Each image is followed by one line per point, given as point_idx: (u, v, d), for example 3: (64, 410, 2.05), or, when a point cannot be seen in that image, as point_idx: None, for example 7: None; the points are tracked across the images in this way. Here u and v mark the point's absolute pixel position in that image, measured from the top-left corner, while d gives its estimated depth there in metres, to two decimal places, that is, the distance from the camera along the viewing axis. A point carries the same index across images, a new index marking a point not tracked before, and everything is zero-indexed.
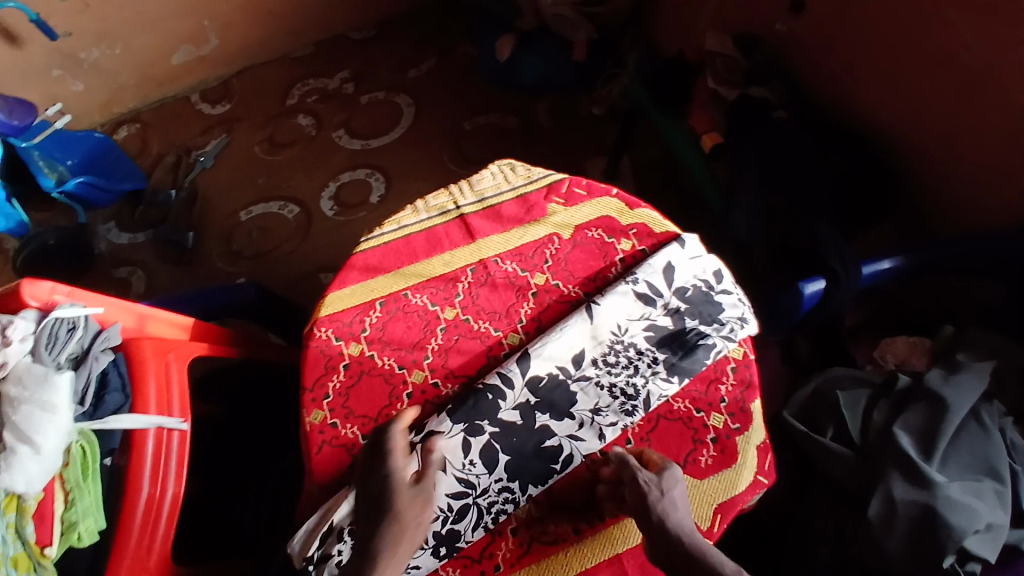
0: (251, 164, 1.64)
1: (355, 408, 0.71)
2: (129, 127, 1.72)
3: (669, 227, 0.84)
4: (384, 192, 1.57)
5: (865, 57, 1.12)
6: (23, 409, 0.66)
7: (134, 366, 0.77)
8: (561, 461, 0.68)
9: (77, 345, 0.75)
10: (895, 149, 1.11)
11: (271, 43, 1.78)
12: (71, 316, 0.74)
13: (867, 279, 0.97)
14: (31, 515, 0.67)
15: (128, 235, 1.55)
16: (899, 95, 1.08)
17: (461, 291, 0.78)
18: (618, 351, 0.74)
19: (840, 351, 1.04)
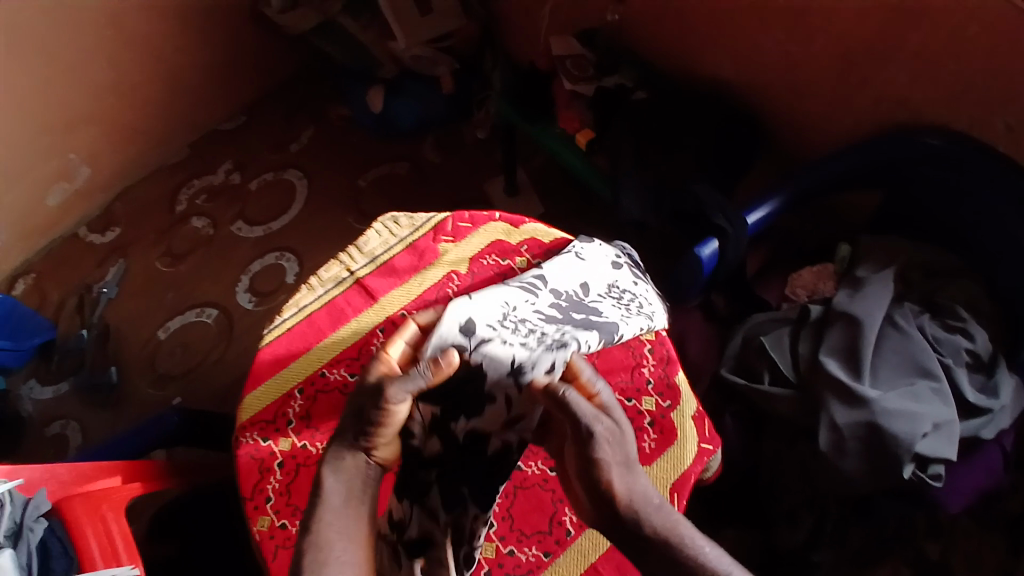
0: (157, 282, 1.60)
1: (300, 503, 0.70)
2: (24, 280, 1.65)
3: (557, 233, 0.87)
4: (298, 269, 1.57)
5: (698, 24, 1.18)
6: None
7: (70, 526, 0.74)
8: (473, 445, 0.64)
9: (10, 520, 0.71)
10: (750, 98, 1.19)
11: (143, 156, 1.74)
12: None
13: (752, 228, 1.02)
14: None
15: (50, 389, 1.48)
16: (738, 50, 1.15)
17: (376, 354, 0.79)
18: (512, 320, 0.71)
19: (753, 297, 1.09)
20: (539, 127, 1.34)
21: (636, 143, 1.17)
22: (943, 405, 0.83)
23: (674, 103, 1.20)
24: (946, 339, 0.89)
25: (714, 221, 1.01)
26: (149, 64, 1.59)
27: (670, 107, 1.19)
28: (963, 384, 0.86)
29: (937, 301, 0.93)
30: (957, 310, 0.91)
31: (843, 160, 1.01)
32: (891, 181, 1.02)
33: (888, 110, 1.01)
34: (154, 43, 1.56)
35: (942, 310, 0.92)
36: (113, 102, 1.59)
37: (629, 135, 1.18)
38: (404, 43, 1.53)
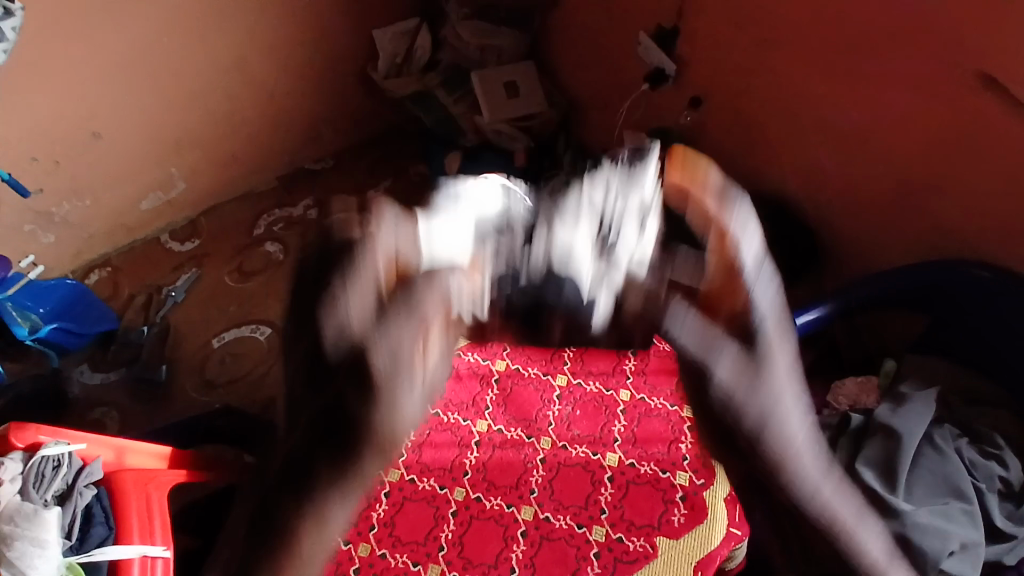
0: (222, 294, 1.71)
1: (349, 519, 0.83)
2: (100, 271, 1.77)
3: None
4: None
5: (765, 139, 1.28)
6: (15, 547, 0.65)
7: (117, 498, 0.76)
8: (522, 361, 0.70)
9: (62, 481, 0.73)
10: (807, 211, 1.25)
11: (235, 180, 1.90)
12: (56, 453, 0.73)
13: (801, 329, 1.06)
14: None
15: (101, 375, 1.56)
16: (799, 167, 1.23)
17: (488, 406, 0.93)
18: None
19: None
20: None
21: None
22: (970, 524, 0.82)
23: None
24: (983, 465, 0.87)
25: None
26: (261, 102, 1.78)
27: None
28: (994, 510, 0.84)
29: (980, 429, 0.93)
30: (995, 437, 0.90)
31: (893, 278, 1.04)
32: (939, 310, 1.05)
33: (938, 241, 1.05)
34: (269, 86, 1.76)
35: (981, 436, 0.91)
36: (222, 129, 1.77)
37: None
38: (489, 119, 1.69)
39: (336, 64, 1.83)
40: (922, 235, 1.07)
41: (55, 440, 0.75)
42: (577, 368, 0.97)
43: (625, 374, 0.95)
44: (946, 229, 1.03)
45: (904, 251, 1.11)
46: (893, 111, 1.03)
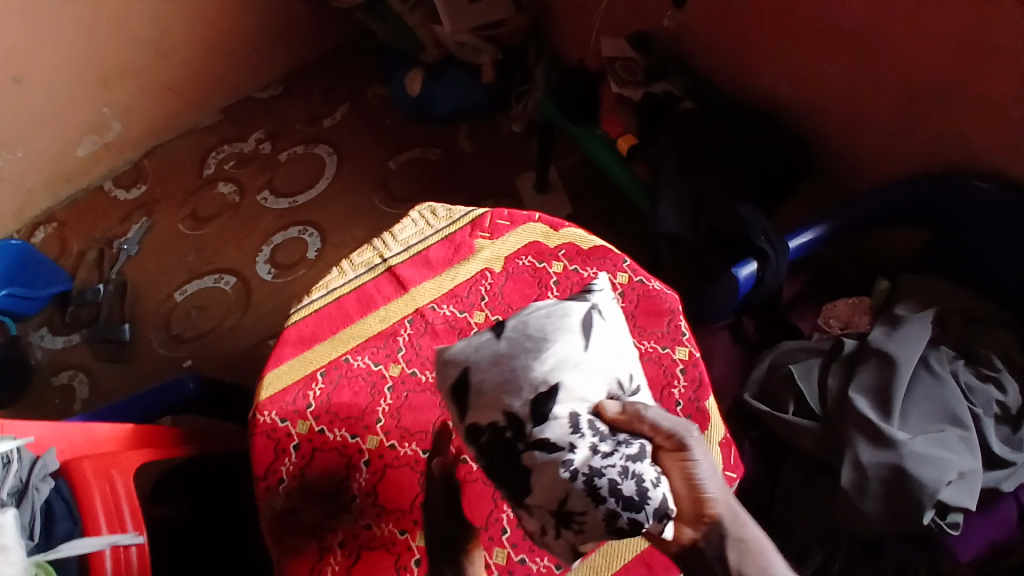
0: (180, 243, 1.59)
1: (313, 489, 0.69)
2: (45, 228, 1.64)
3: (596, 241, 0.85)
4: (320, 245, 1.55)
5: (755, 43, 1.16)
6: None
7: (78, 487, 0.72)
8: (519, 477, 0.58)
9: (15, 479, 0.68)
10: (802, 120, 1.16)
11: (177, 115, 1.72)
12: (4, 450, 0.68)
13: (795, 252, 1.01)
14: None
15: (62, 339, 1.48)
16: (792, 75, 1.13)
17: (402, 345, 0.77)
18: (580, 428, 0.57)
19: (785, 326, 1.07)
20: (582, 128, 1.33)
21: (678, 156, 1.15)
22: (968, 451, 0.82)
23: (720, 117, 1.17)
24: (979, 389, 0.87)
25: (755, 243, 1.00)
26: (192, 25, 1.57)
27: (717, 122, 1.17)
28: (990, 434, 0.84)
29: (975, 348, 0.91)
30: (992, 361, 0.89)
31: (887, 195, 0.98)
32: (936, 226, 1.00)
33: (942, 152, 0.97)
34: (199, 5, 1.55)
35: (975, 357, 0.90)
36: (153, 61, 1.58)
37: (672, 147, 1.16)
38: (451, 30, 1.51)
39: None
40: (926, 146, 0.99)
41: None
42: None
43: None
44: (946, 141, 0.96)
45: (905, 162, 1.03)
46: (905, 7, 0.92)
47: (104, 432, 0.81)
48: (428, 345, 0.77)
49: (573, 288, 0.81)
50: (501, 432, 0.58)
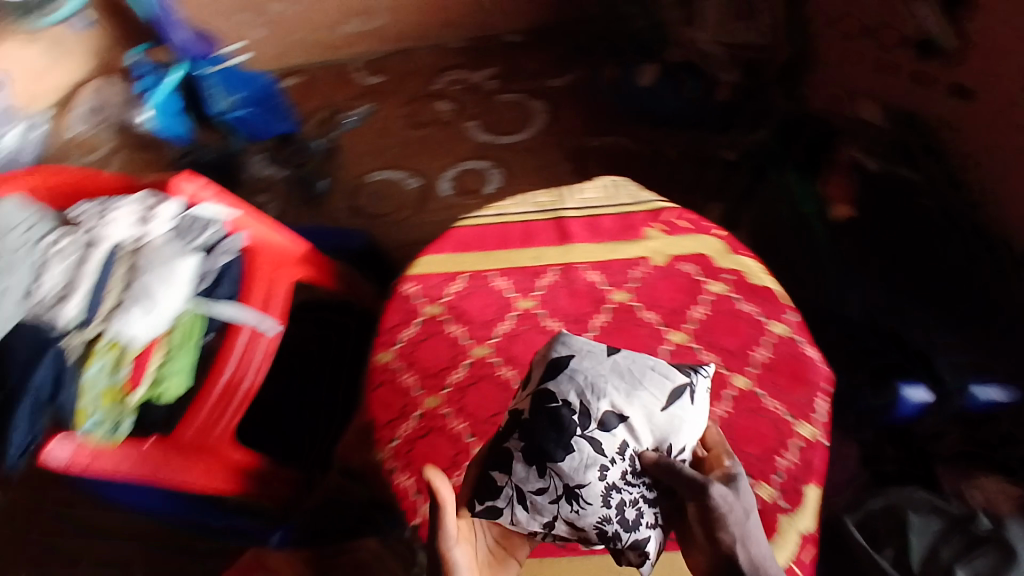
0: (390, 135, 1.77)
1: (418, 362, 0.75)
2: (296, 78, 1.87)
3: (769, 283, 0.81)
4: (499, 185, 1.66)
5: None
6: (154, 273, 0.80)
7: (248, 269, 0.89)
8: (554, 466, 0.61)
9: (207, 240, 0.85)
10: None
11: (435, 30, 1.86)
12: (209, 214, 0.87)
13: (976, 400, 0.99)
14: (131, 361, 0.79)
15: (272, 169, 1.71)
16: None
17: (542, 286, 0.81)
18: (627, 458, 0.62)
19: (916, 457, 1.00)
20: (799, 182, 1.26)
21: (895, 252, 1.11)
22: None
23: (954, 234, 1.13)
24: None
25: (937, 369, 0.99)
26: None
27: (951, 236, 1.13)
28: None
29: None
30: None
31: None
32: None
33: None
34: None
35: None
36: None
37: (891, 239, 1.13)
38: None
39: None
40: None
41: (209, 204, 0.88)
42: (706, 322, 0.78)
43: (757, 352, 0.76)
44: None
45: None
46: None
47: (286, 240, 0.92)
48: (564, 297, 0.80)
49: (724, 314, 0.78)
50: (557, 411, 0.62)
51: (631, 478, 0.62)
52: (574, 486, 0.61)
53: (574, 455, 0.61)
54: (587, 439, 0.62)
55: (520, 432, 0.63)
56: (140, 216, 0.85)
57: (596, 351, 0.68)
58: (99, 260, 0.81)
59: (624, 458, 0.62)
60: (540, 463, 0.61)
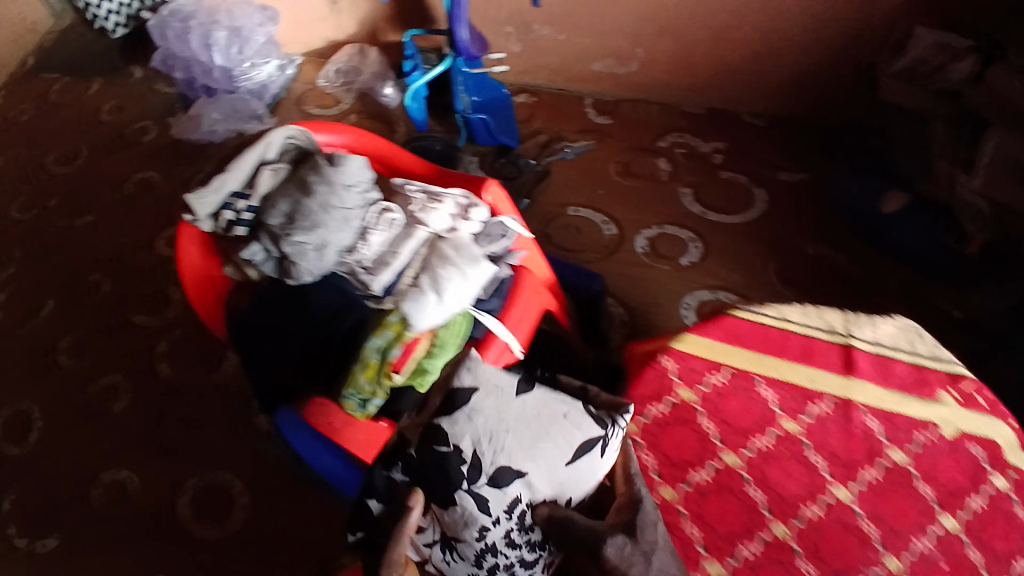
0: (601, 177, 1.77)
1: (664, 446, 0.82)
2: (527, 97, 1.94)
3: None
4: (695, 261, 1.61)
5: None
6: (449, 268, 0.92)
7: (515, 287, 1.04)
8: (461, 507, 0.79)
9: (500, 250, 1.03)
10: None
11: (675, 91, 1.85)
12: (507, 228, 1.02)
13: None
14: (404, 343, 0.89)
15: (482, 174, 1.77)
16: None
17: (811, 413, 0.83)
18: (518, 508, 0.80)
19: None
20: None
21: None
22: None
23: None
24: None
25: None
26: (760, 32, 1.64)
27: None
28: None
29: None
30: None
31: None
32: None
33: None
34: (779, 30, 1.62)
35: None
36: (703, 43, 1.70)
37: None
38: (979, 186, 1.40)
39: (859, 40, 1.60)
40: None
41: (510, 218, 1.05)
42: (981, 516, 0.76)
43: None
44: None
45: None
46: None
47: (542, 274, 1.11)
48: (828, 432, 0.82)
49: (1003, 514, 0.77)
50: (447, 457, 0.81)
51: (514, 536, 0.80)
52: (457, 534, 0.80)
53: (467, 501, 0.79)
54: (476, 492, 0.79)
55: (412, 467, 0.83)
56: (456, 216, 0.99)
57: (502, 389, 0.85)
58: (412, 245, 0.95)
59: (510, 516, 0.79)
60: (447, 502, 0.80)
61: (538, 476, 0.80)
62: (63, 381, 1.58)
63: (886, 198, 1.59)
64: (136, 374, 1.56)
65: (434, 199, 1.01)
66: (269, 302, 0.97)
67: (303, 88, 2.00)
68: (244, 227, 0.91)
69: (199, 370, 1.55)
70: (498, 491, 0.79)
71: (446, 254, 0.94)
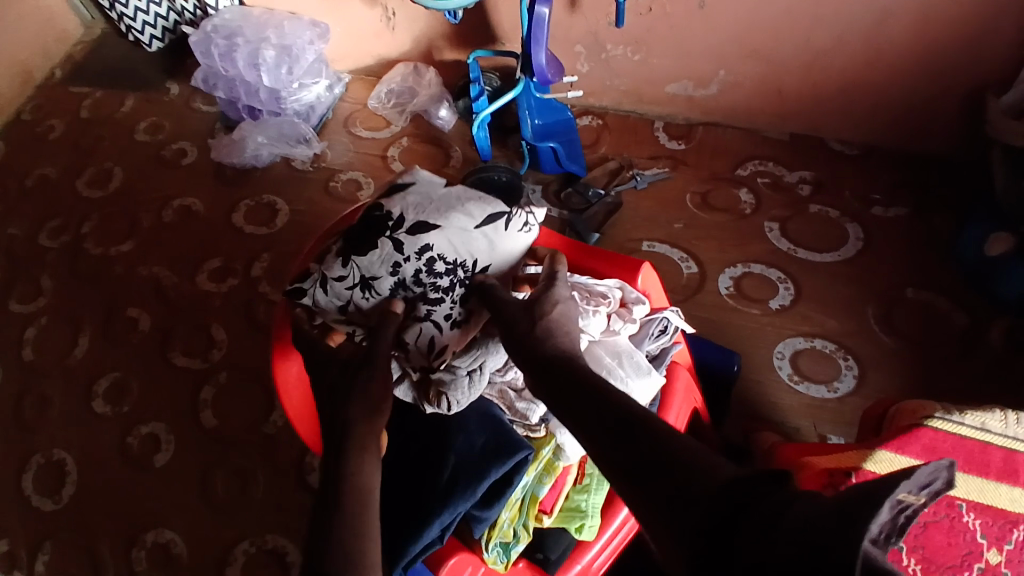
0: (678, 209, 1.64)
1: None
2: (593, 119, 1.82)
3: None
4: (787, 304, 1.47)
5: None
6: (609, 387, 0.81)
7: (668, 389, 0.93)
8: (368, 229, 0.83)
9: (658, 346, 0.91)
10: None
11: (758, 114, 1.72)
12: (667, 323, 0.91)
13: None
14: (554, 476, 0.80)
15: (546, 205, 1.63)
16: None
17: (1013, 541, 0.94)
18: (420, 228, 0.81)
19: None
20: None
21: None
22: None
23: None
24: None
25: None
26: (859, 52, 1.51)
27: None
28: None
29: None
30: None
31: None
32: None
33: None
34: (880, 49, 1.49)
35: None
36: (794, 65, 1.58)
37: None
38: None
39: (971, 63, 1.46)
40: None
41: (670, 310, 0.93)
42: None
43: None
44: None
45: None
46: None
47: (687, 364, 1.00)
48: (1019, 564, 0.93)
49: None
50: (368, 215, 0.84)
51: (424, 276, 0.80)
52: (368, 278, 0.80)
53: (376, 252, 0.81)
54: (398, 239, 0.81)
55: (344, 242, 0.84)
56: (616, 316, 0.89)
57: (433, 171, 0.88)
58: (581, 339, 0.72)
59: (420, 258, 0.80)
60: (349, 255, 0.82)
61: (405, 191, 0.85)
62: (97, 427, 1.46)
63: (990, 240, 1.41)
64: (179, 420, 1.45)
65: (591, 296, 0.89)
66: (410, 436, 0.85)
67: (351, 108, 1.92)
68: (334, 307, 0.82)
69: (248, 418, 1.43)
70: (415, 237, 0.81)
71: (607, 363, 0.82)
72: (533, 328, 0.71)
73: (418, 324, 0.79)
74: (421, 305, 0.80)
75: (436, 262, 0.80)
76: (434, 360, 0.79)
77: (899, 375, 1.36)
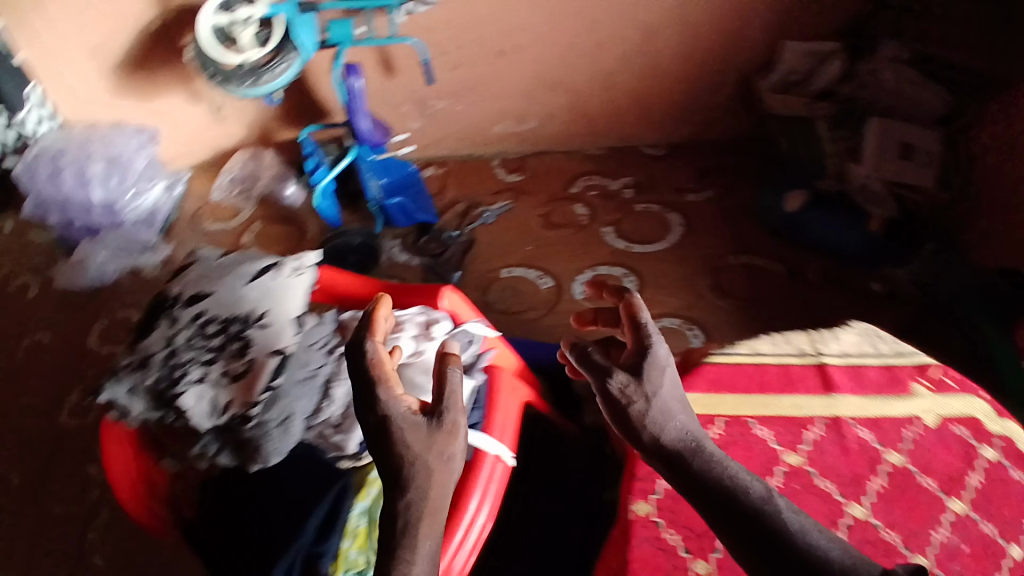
0: (527, 233, 1.79)
1: (682, 519, 0.78)
2: (436, 168, 1.94)
3: None
4: (634, 295, 1.64)
5: None
6: (420, 401, 0.87)
7: (493, 391, 0.95)
8: (151, 314, 0.96)
9: (471, 355, 0.97)
10: None
11: (577, 138, 1.94)
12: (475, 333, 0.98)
13: None
14: (380, 500, 0.84)
15: (406, 256, 1.71)
16: None
17: (808, 441, 0.84)
18: (190, 299, 0.95)
19: None
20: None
21: None
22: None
23: None
24: None
25: None
26: (640, 70, 1.76)
27: None
28: None
29: None
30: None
31: None
32: None
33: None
34: (657, 65, 1.74)
35: None
36: (594, 89, 1.80)
37: None
38: (872, 167, 1.57)
39: (729, 64, 1.75)
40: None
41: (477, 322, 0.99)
42: (983, 491, 0.81)
43: None
44: None
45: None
46: None
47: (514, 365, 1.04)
48: (831, 460, 0.82)
49: (999, 476, 0.82)
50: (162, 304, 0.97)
51: (193, 338, 0.90)
52: (145, 355, 0.90)
53: (157, 330, 0.93)
54: (177, 314, 0.94)
55: (138, 331, 0.95)
56: (418, 336, 0.93)
57: (213, 255, 1.03)
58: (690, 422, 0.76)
59: (192, 322, 0.92)
60: (137, 340, 0.94)
61: (186, 274, 0.99)
62: None
63: (788, 197, 1.69)
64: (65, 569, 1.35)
65: None
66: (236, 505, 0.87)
67: (197, 205, 1.93)
68: (115, 389, 0.87)
69: (143, 543, 1.36)
70: (188, 311, 0.93)
71: (418, 383, 0.89)
72: (641, 419, 0.75)
73: (187, 389, 0.85)
74: (188, 365, 0.87)
75: (206, 325, 0.91)
76: (210, 408, 0.85)
77: (740, 331, 1.56)
